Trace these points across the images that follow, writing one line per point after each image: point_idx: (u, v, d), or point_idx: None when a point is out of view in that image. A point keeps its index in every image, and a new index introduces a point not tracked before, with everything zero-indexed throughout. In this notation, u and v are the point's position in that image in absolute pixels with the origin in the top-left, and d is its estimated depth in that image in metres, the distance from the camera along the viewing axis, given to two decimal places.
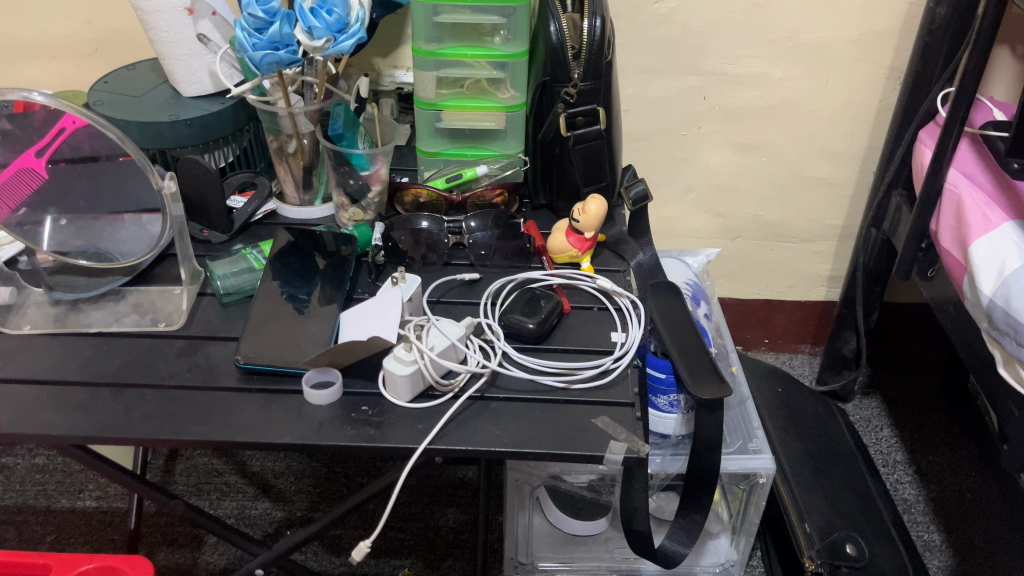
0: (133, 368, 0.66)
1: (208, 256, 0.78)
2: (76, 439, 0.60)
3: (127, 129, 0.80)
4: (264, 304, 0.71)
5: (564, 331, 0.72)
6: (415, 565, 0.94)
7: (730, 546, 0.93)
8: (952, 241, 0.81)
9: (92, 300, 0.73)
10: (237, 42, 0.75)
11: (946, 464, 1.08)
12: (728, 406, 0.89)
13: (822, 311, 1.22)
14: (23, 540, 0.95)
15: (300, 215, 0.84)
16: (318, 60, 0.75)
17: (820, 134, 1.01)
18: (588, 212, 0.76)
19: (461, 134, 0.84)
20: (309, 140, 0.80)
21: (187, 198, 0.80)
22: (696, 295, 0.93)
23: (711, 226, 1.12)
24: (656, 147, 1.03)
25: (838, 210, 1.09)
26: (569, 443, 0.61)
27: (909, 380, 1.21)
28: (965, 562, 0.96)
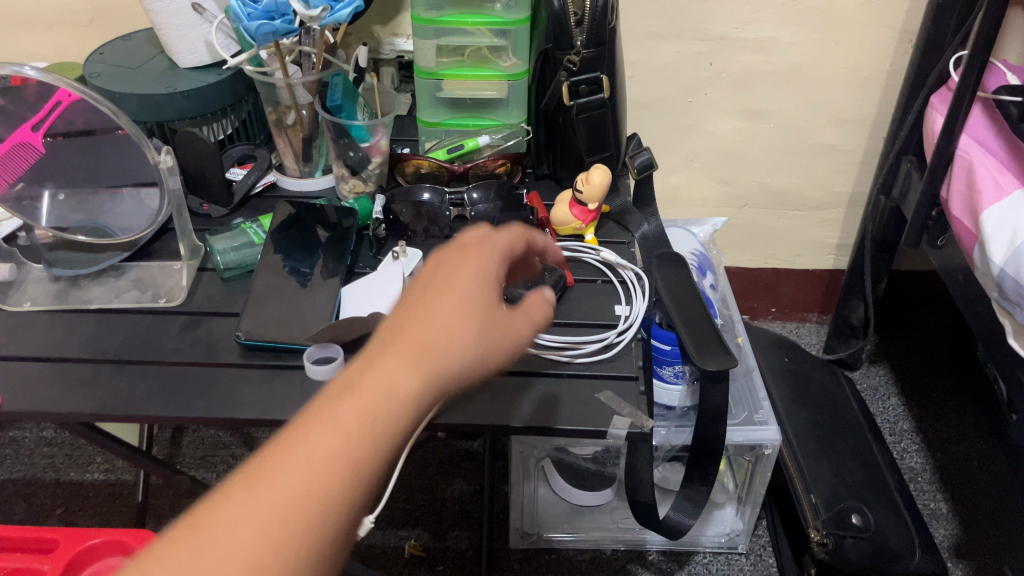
0: (135, 344, 0.66)
1: (208, 230, 0.77)
2: (79, 416, 0.60)
3: (124, 102, 0.79)
4: (265, 277, 0.70)
5: (567, 304, 0.71)
6: (422, 536, 0.95)
7: (735, 516, 0.93)
8: (961, 209, 0.80)
9: (92, 275, 0.72)
10: (230, 12, 0.74)
11: (953, 432, 1.08)
12: (733, 377, 0.88)
13: (830, 279, 1.21)
14: (34, 513, 0.96)
15: (300, 187, 0.83)
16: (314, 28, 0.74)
17: (829, 100, 0.99)
18: (592, 183, 0.75)
19: (461, 104, 0.83)
20: (308, 111, 0.79)
21: (186, 171, 0.79)
22: (702, 265, 0.92)
23: (718, 194, 1.11)
24: (661, 114, 1.02)
25: (847, 177, 1.07)
26: (572, 418, 0.60)
27: (917, 347, 1.20)
28: (972, 530, 0.96)
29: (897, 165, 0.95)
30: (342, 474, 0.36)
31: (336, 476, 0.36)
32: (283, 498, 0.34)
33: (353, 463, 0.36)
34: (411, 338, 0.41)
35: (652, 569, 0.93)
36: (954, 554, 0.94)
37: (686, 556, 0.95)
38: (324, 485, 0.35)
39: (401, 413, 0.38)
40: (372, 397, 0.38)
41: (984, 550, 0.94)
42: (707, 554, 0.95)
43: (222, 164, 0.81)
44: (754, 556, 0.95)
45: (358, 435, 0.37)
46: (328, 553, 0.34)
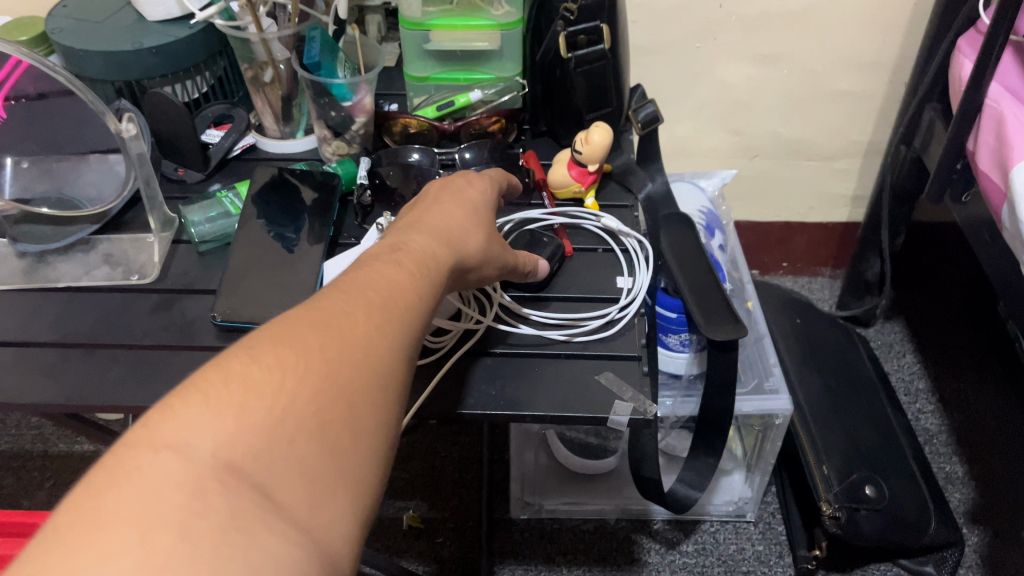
0: (106, 326, 0.62)
1: (182, 199, 0.72)
2: (44, 406, 0.56)
3: (88, 60, 0.73)
4: (243, 249, 0.66)
5: (566, 276, 0.67)
6: (420, 507, 0.93)
7: (743, 484, 0.89)
8: (989, 163, 0.74)
9: (61, 251, 0.67)
10: None
11: (971, 391, 1.04)
12: (742, 343, 0.84)
13: (844, 232, 1.15)
14: (23, 487, 0.95)
15: (281, 148, 0.78)
16: None
17: (847, 43, 0.92)
18: (591, 143, 0.69)
19: (452, 56, 0.77)
20: (286, 67, 0.73)
21: (158, 134, 0.74)
22: (710, 224, 0.87)
23: (727, 144, 1.05)
24: (668, 61, 0.95)
25: (865, 125, 1.01)
26: (570, 404, 0.56)
27: (935, 301, 1.15)
28: (989, 495, 0.93)
29: (919, 113, 0.89)
30: (387, 337, 0.38)
31: (383, 336, 0.38)
32: (344, 341, 0.36)
33: (395, 331, 0.39)
34: (421, 254, 0.45)
35: (657, 538, 0.91)
36: (970, 520, 0.91)
37: (692, 525, 0.92)
38: (373, 341, 0.37)
39: (420, 306, 0.42)
40: (397, 286, 0.41)
41: (1001, 515, 0.91)
42: (715, 523, 0.92)
43: (196, 125, 0.76)
44: (762, 523, 0.92)
45: (392, 313, 0.39)
46: (382, 398, 0.36)
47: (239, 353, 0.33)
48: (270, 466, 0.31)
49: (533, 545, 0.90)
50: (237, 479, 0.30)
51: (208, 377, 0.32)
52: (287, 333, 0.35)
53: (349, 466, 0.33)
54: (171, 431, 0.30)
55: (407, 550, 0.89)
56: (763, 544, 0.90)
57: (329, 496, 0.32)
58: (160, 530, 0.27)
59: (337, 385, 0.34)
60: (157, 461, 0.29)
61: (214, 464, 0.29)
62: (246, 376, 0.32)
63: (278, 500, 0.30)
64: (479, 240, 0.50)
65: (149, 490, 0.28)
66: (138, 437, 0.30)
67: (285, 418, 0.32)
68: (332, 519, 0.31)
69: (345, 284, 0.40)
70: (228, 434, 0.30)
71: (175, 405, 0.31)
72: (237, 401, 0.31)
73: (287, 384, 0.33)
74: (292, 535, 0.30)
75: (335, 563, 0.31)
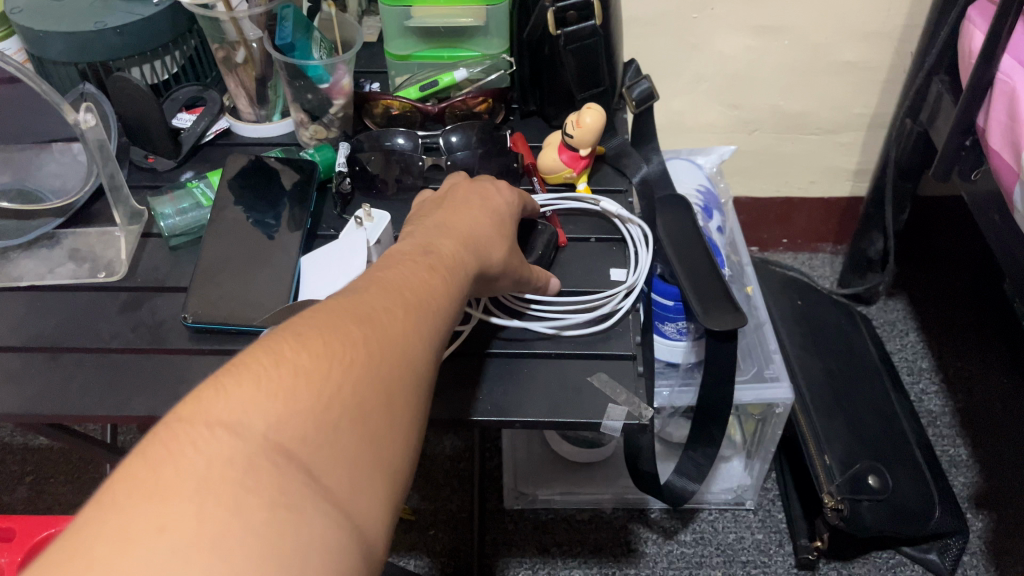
0: (71, 330, 0.58)
1: (152, 188, 0.69)
2: (6, 417, 0.53)
3: (49, 41, 0.69)
4: (215, 242, 0.62)
5: (558, 268, 0.64)
6: (411, 498, 0.91)
7: (743, 470, 0.87)
8: (1000, 141, 0.70)
9: (23, 247, 0.64)
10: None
11: (976, 370, 1.01)
12: (742, 331, 0.81)
13: (846, 207, 1.12)
14: (1, 481, 0.93)
15: (258, 133, 0.74)
16: None
17: (851, 12, 0.88)
18: (583, 125, 0.66)
19: (434, 33, 0.73)
20: (258, 46, 0.70)
21: (125, 121, 0.70)
22: (708, 204, 0.84)
23: (725, 118, 1.01)
24: (664, 33, 0.91)
25: (869, 98, 0.97)
26: (560, 409, 0.53)
27: (939, 277, 1.13)
28: (994, 478, 0.91)
29: (927, 86, 0.85)
30: (423, 331, 0.38)
31: (420, 329, 0.38)
32: (386, 331, 0.36)
33: (429, 326, 0.39)
34: (451, 252, 0.45)
35: (654, 528, 0.88)
36: (973, 505, 0.89)
37: (690, 514, 0.90)
38: (411, 333, 0.37)
39: (451, 303, 0.42)
40: (431, 282, 0.41)
41: (1005, 501, 0.89)
42: (713, 511, 0.90)
43: (166, 110, 0.72)
44: (762, 511, 0.90)
45: (428, 308, 0.39)
46: (418, 393, 0.36)
47: (286, 336, 0.33)
48: (319, 450, 0.30)
49: (527, 536, 0.88)
50: (288, 460, 0.29)
51: (258, 357, 0.32)
52: (332, 318, 0.35)
53: (387, 459, 0.33)
54: (223, 409, 0.30)
55: (398, 543, 0.87)
56: (762, 532, 0.88)
57: (369, 485, 0.32)
58: (214, 507, 0.27)
59: (379, 374, 0.34)
60: (211, 438, 0.29)
61: (264, 444, 0.29)
62: (296, 358, 0.32)
63: (325, 486, 0.30)
64: (501, 245, 0.50)
65: (202, 467, 0.28)
66: (190, 415, 0.29)
67: (332, 404, 0.32)
68: (372, 509, 0.31)
69: (381, 275, 0.40)
70: (279, 416, 0.30)
71: (227, 385, 0.30)
72: (286, 384, 0.31)
73: (334, 370, 0.32)
74: (339, 520, 0.29)
75: (372, 552, 0.31)
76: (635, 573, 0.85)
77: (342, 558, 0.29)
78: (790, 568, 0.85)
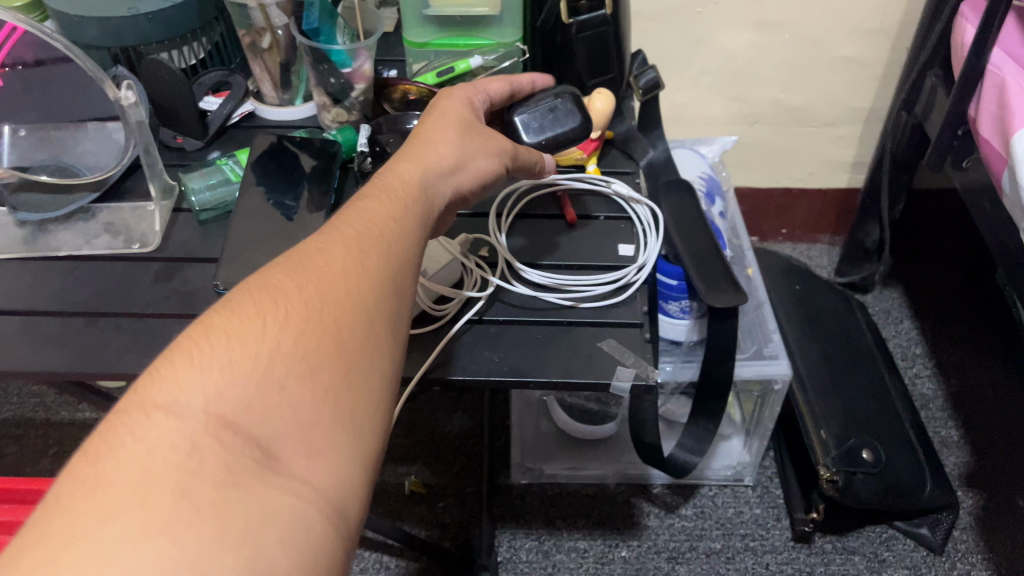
0: (108, 296, 0.61)
1: (181, 166, 0.72)
2: (49, 375, 0.56)
3: (83, 27, 0.72)
4: (245, 217, 0.65)
5: (569, 244, 0.67)
6: (422, 473, 0.94)
7: (742, 448, 0.91)
8: (991, 130, 0.73)
9: (60, 220, 0.67)
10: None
11: (969, 356, 1.05)
12: (742, 310, 0.85)
13: (843, 199, 1.16)
14: (26, 454, 0.97)
15: (280, 116, 0.77)
16: None
17: (850, 9, 0.91)
18: (593, 109, 0.71)
19: (451, 22, 0.76)
20: (284, 33, 0.73)
21: (155, 102, 0.73)
22: (710, 191, 0.87)
23: (727, 111, 1.05)
24: (669, 27, 0.95)
25: (866, 92, 1.00)
26: (573, 370, 0.56)
27: (932, 268, 1.16)
28: (984, 459, 0.94)
29: (921, 79, 0.89)
30: (375, 275, 0.40)
31: (368, 274, 0.40)
32: (329, 287, 0.38)
33: (381, 267, 0.41)
34: (404, 184, 0.48)
35: (656, 502, 0.92)
36: (964, 483, 0.92)
37: (691, 489, 0.93)
38: (358, 279, 0.39)
39: (407, 238, 0.44)
40: (382, 218, 0.43)
41: (995, 480, 0.92)
42: (713, 487, 0.93)
43: (194, 93, 0.76)
44: (760, 487, 0.93)
45: (380, 248, 0.42)
46: (376, 339, 0.38)
47: (224, 312, 0.35)
48: (264, 415, 0.33)
49: (534, 509, 0.91)
50: (230, 434, 0.32)
51: (196, 336, 0.34)
52: (272, 288, 0.37)
53: (349, 411, 0.35)
54: (162, 393, 0.32)
55: (410, 514, 0.90)
56: (760, 507, 0.91)
57: (328, 441, 0.33)
58: (157, 490, 0.29)
59: (324, 329, 0.36)
60: (149, 423, 0.31)
61: (205, 421, 0.31)
62: (230, 332, 0.34)
63: (274, 455, 0.32)
64: (460, 146, 0.52)
65: (144, 452, 0.30)
66: (131, 403, 0.32)
67: (273, 368, 0.34)
68: (333, 466, 0.33)
69: (330, 228, 0.42)
70: (217, 392, 0.32)
71: (164, 369, 0.33)
72: (222, 359, 0.33)
73: (270, 335, 0.35)
74: (292, 486, 0.31)
75: (341, 506, 0.33)
76: (638, 545, 0.88)
77: (300, 520, 0.31)
78: (788, 541, 0.88)
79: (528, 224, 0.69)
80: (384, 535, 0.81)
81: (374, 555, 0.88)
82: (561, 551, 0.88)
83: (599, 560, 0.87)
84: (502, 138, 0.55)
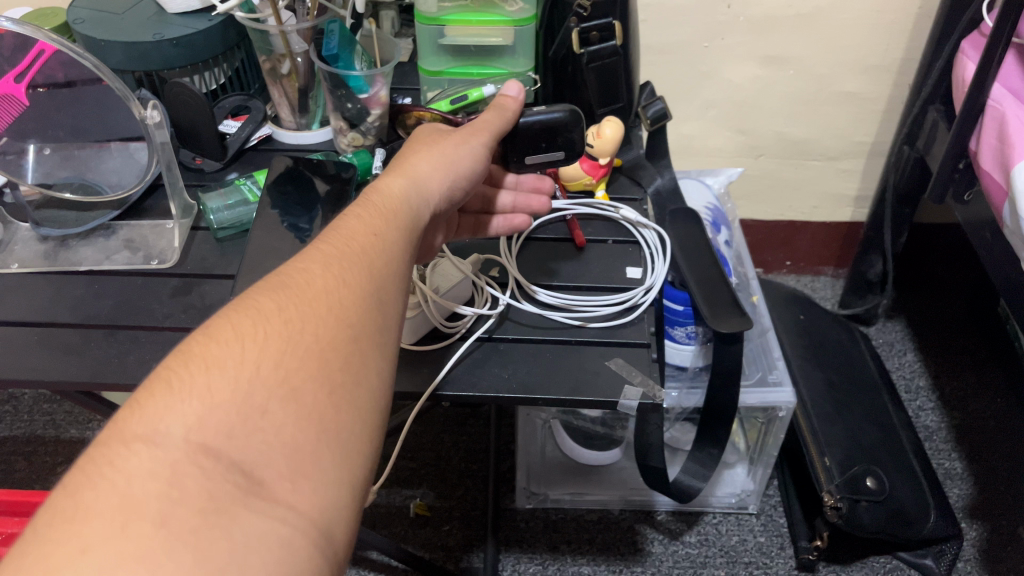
0: (128, 309, 0.62)
1: (200, 186, 0.74)
2: (67, 384, 0.57)
3: (110, 50, 0.74)
4: (263, 234, 0.66)
5: (577, 266, 0.68)
6: (427, 495, 0.95)
7: (746, 476, 0.91)
8: (991, 162, 0.74)
9: (82, 236, 0.69)
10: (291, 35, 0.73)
11: (970, 389, 1.06)
12: (747, 338, 0.86)
13: (846, 232, 1.18)
14: (34, 470, 0.98)
15: (296, 139, 0.79)
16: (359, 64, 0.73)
17: (853, 45, 0.94)
18: (603, 136, 0.72)
19: (465, 51, 0.79)
20: (303, 59, 0.75)
21: (176, 123, 0.76)
22: (716, 220, 0.89)
23: (732, 143, 1.07)
24: (676, 61, 0.97)
25: (869, 127, 1.03)
26: (581, 387, 0.57)
27: (935, 301, 1.18)
28: (988, 490, 0.94)
29: (923, 114, 0.91)
30: (357, 293, 0.40)
31: (350, 293, 0.40)
32: (310, 307, 0.38)
33: (365, 286, 0.41)
34: (385, 197, 0.49)
35: (660, 529, 0.92)
36: (968, 515, 0.92)
37: (695, 516, 0.94)
38: (340, 297, 0.40)
39: (390, 254, 0.44)
40: (363, 235, 0.44)
41: (997, 511, 0.92)
42: (717, 514, 0.94)
43: (215, 116, 0.78)
44: (764, 516, 0.93)
45: (362, 266, 0.42)
46: (359, 358, 0.38)
47: (201, 338, 0.36)
48: (243, 440, 0.33)
49: (538, 534, 0.92)
50: (211, 460, 0.32)
51: (174, 365, 0.35)
52: (252, 312, 0.37)
53: (332, 433, 0.35)
54: (141, 425, 0.32)
55: (414, 536, 0.91)
56: (764, 535, 0.91)
57: (314, 462, 0.34)
58: (137, 520, 0.29)
59: (304, 351, 0.36)
60: (129, 453, 0.31)
61: (186, 448, 0.32)
62: (209, 359, 0.35)
63: (258, 479, 0.32)
64: (439, 154, 0.54)
65: (124, 482, 0.30)
66: (111, 434, 0.32)
67: (251, 393, 0.34)
68: (319, 489, 0.33)
69: (310, 249, 0.43)
70: (197, 419, 0.32)
71: (143, 400, 0.33)
72: (200, 387, 0.34)
73: (249, 360, 0.35)
74: (276, 511, 0.32)
75: (327, 529, 0.33)
76: (643, 570, 0.89)
77: (285, 544, 0.31)
78: (791, 569, 0.88)
79: (538, 246, 0.71)
80: (387, 555, 0.81)
81: None
82: None
83: None
84: (477, 136, 0.56)
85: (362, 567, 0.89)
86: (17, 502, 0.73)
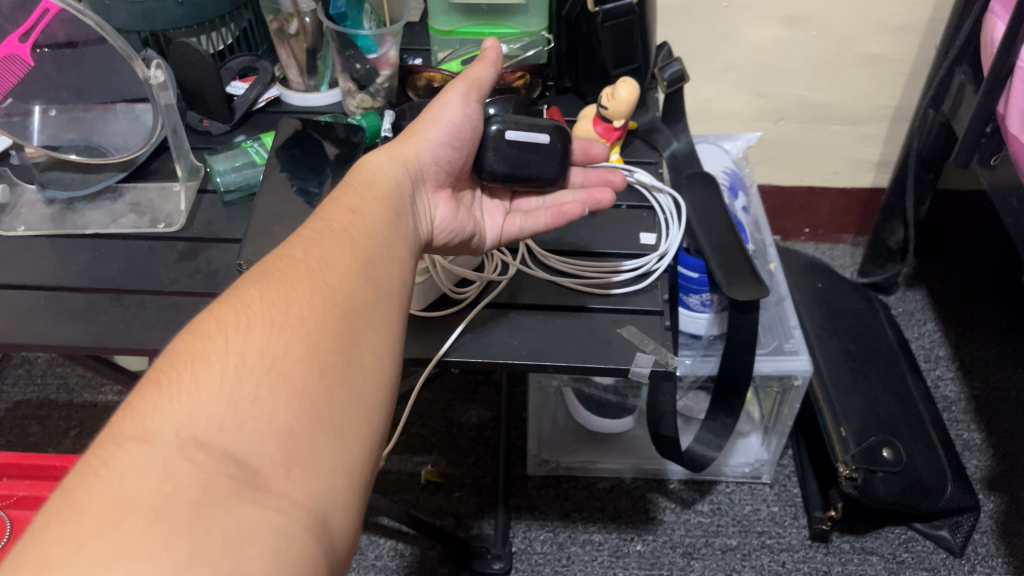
0: (134, 273, 0.62)
1: (207, 148, 0.73)
2: (72, 348, 0.56)
3: (115, 9, 0.73)
4: (272, 198, 0.65)
5: (588, 231, 0.67)
6: (438, 462, 0.95)
7: (760, 446, 0.91)
8: (1018, 126, 0.71)
9: (88, 199, 0.68)
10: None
11: (992, 360, 1.04)
12: (763, 305, 0.84)
13: (867, 199, 1.15)
14: (48, 433, 0.99)
15: (304, 101, 0.78)
16: (379, 40, 0.73)
17: (878, 5, 0.91)
18: (618, 98, 0.69)
19: (476, 9, 0.77)
20: (311, 19, 0.74)
21: (181, 83, 0.74)
22: (733, 185, 0.87)
23: (752, 107, 1.04)
24: (694, 22, 0.95)
25: (893, 90, 1.00)
26: (592, 355, 0.56)
27: (958, 271, 1.15)
28: (1006, 462, 0.93)
29: (949, 76, 0.88)
30: (344, 275, 0.40)
31: (338, 276, 0.39)
32: (297, 292, 0.38)
33: (353, 268, 0.40)
34: (373, 177, 0.48)
35: (672, 498, 0.92)
36: (986, 487, 0.91)
37: (708, 486, 0.93)
38: (327, 282, 0.39)
39: (379, 233, 0.44)
40: (349, 218, 0.43)
41: (1017, 483, 0.91)
42: (730, 484, 0.93)
43: (222, 77, 0.77)
44: (778, 485, 0.92)
45: (349, 247, 0.42)
46: (349, 341, 0.37)
47: (187, 336, 0.35)
48: (233, 430, 0.32)
49: (550, 501, 0.91)
50: (203, 452, 0.31)
51: (162, 366, 0.34)
52: (236, 301, 0.37)
53: (326, 417, 0.34)
54: (132, 425, 0.31)
55: (425, 502, 0.91)
56: (778, 505, 0.91)
57: (308, 448, 0.33)
58: (130, 516, 0.28)
59: (292, 335, 0.36)
60: (122, 453, 0.30)
61: (176, 443, 0.31)
62: (195, 355, 0.34)
63: (252, 470, 0.31)
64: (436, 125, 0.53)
65: (117, 480, 0.29)
66: (104, 437, 0.31)
67: (240, 382, 0.33)
68: (314, 476, 0.33)
69: (294, 236, 0.42)
70: (186, 415, 0.32)
71: (133, 402, 0.33)
72: (189, 383, 0.33)
73: (235, 349, 0.34)
74: (270, 502, 0.31)
75: (322, 516, 0.33)
76: (654, 539, 0.88)
77: (281, 534, 0.31)
78: (805, 539, 0.88)
79: None
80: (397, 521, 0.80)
81: (389, 542, 0.88)
82: (576, 543, 0.88)
83: (613, 553, 0.87)
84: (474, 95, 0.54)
85: (373, 532, 0.89)
86: (23, 465, 0.74)
